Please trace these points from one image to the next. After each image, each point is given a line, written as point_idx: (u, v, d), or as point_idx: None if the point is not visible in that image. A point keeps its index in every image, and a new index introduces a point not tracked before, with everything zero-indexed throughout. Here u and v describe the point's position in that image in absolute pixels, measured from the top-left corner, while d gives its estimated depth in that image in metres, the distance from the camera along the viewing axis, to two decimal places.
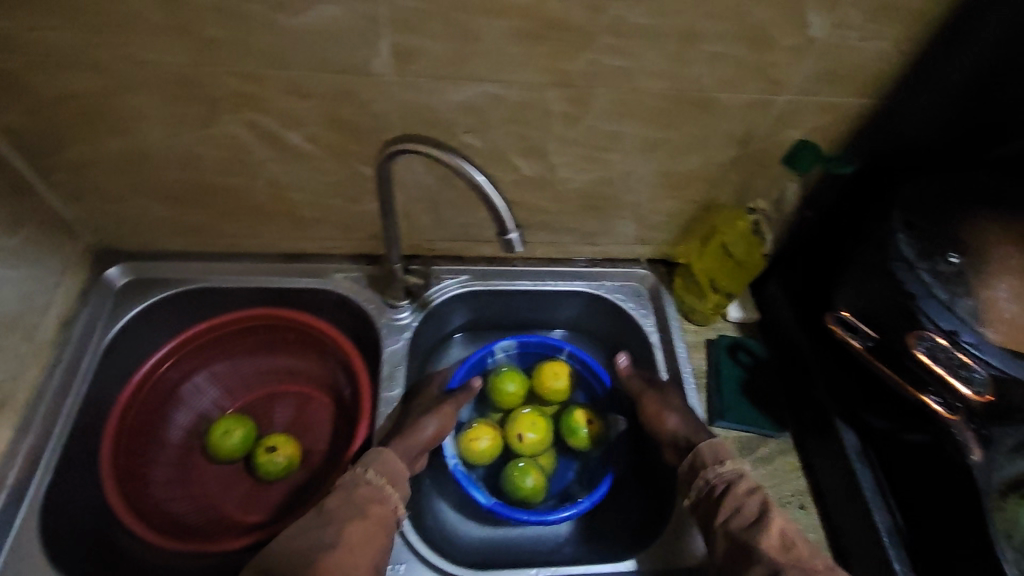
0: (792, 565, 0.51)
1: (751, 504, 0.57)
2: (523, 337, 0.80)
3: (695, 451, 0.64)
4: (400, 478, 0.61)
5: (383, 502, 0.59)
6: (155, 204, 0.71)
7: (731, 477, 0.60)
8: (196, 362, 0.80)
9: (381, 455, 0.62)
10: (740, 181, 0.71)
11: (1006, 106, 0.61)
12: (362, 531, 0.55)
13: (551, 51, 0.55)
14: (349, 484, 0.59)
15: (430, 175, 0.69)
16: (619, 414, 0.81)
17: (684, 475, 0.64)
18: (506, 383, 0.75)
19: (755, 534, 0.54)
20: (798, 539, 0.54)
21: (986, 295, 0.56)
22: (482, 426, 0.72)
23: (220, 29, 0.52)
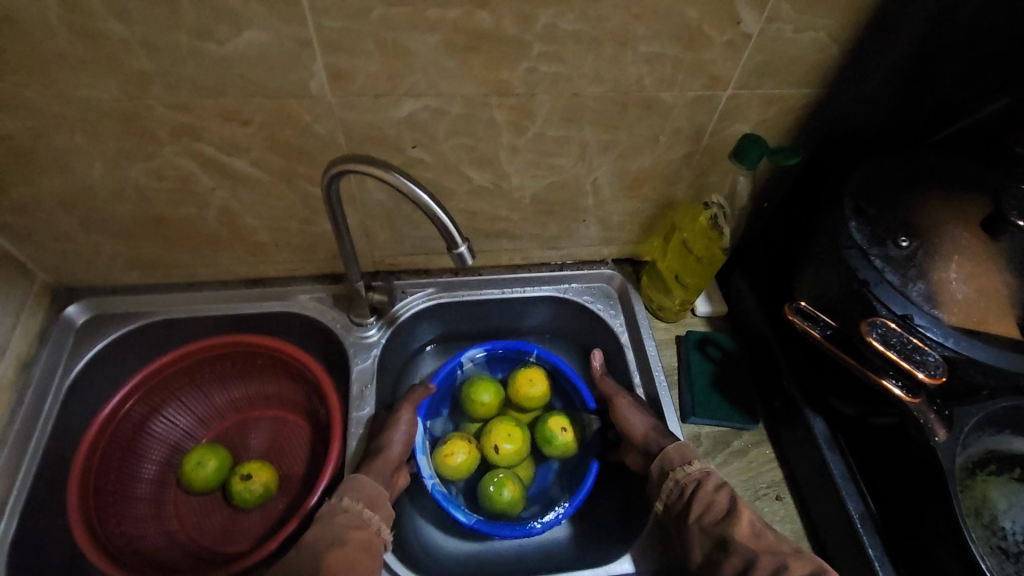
0: (766, 551, 0.52)
1: (721, 499, 0.58)
2: (491, 345, 0.79)
3: (661, 455, 0.64)
4: (379, 500, 0.61)
5: (364, 527, 0.58)
6: (109, 238, 0.70)
7: (699, 476, 0.61)
8: (164, 394, 0.78)
9: (356, 482, 0.61)
10: (693, 176, 0.72)
11: (948, 87, 0.62)
12: (346, 558, 0.54)
13: (487, 61, 0.54)
14: (327, 513, 0.58)
15: (382, 192, 0.68)
16: (593, 414, 0.76)
17: (654, 478, 0.64)
18: (482, 392, 0.73)
19: (727, 527, 0.55)
20: (766, 529, 0.55)
21: (940, 276, 0.56)
22: (457, 440, 0.70)
23: (150, 62, 0.51)
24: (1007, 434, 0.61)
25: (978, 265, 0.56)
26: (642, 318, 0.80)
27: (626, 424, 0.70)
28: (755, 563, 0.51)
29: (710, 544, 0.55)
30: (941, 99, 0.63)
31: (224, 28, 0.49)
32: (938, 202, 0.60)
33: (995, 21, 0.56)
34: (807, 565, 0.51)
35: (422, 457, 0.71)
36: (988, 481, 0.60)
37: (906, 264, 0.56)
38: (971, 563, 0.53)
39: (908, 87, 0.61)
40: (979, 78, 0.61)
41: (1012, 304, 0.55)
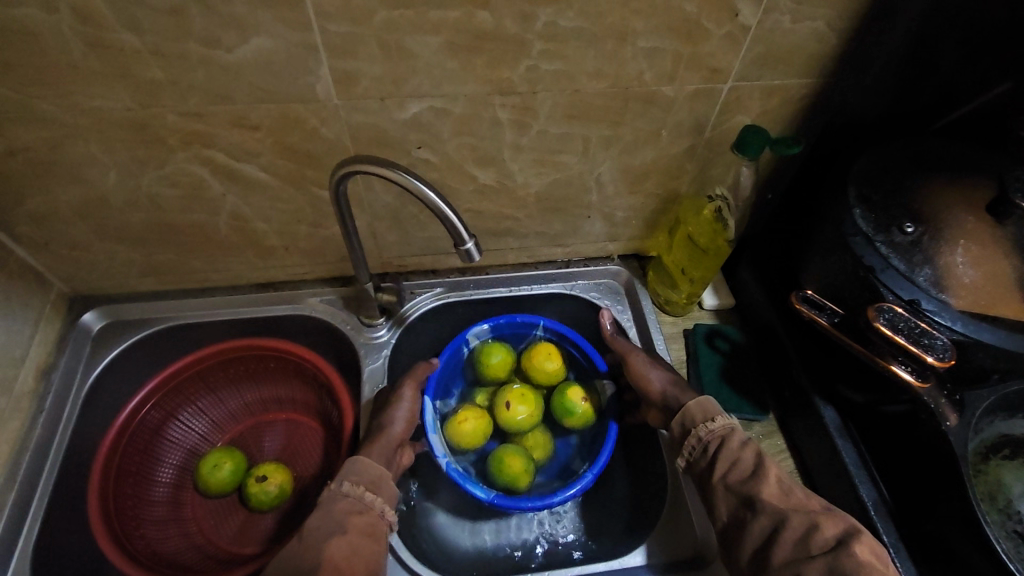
0: (795, 509, 0.51)
1: (746, 457, 0.57)
2: (494, 320, 0.79)
3: (683, 410, 0.63)
4: (381, 483, 0.61)
5: (367, 512, 0.58)
6: (124, 246, 0.72)
7: (721, 433, 0.59)
8: (179, 398, 0.80)
9: (357, 466, 0.61)
10: (696, 169, 0.72)
11: (948, 72, 0.62)
12: (347, 545, 0.54)
13: (489, 61, 0.55)
14: (329, 500, 0.58)
15: (389, 193, 0.69)
16: (605, 377, 0.76)
17: (676, 435, 0.63)
18: (494, 359, 0.74)
19: (755, 484, 0.54)
20: (794, 485, 0.54)
21: (947, 260, 0.56)
22: (470, 410, 0.71)
23: (161, 71, 0.53)
24: (1018, 418, 0.61)
25: (984, 249, 0.56)
26: (650, 313, 0.81)
27: (643, 381, 0.70)
28: (786, 521, 0.51)
29: (723, 534, 0.56)
30: (943, 85, 0.63)
31: (231, 35, 0.50)
32: (943, 188, 0.60)
33: (993, 5, 0.56)
34: (839, 523, 0.50)
35: (434, 437, 0.70)
36: (1001, 465, 0.59)
37: (911, 250, 0.56)
38: (987, 547, 0.53)
39: (909, 73, 0.61)
40: (980, 62, 0.61)
41: (1020, 287, 0.54)
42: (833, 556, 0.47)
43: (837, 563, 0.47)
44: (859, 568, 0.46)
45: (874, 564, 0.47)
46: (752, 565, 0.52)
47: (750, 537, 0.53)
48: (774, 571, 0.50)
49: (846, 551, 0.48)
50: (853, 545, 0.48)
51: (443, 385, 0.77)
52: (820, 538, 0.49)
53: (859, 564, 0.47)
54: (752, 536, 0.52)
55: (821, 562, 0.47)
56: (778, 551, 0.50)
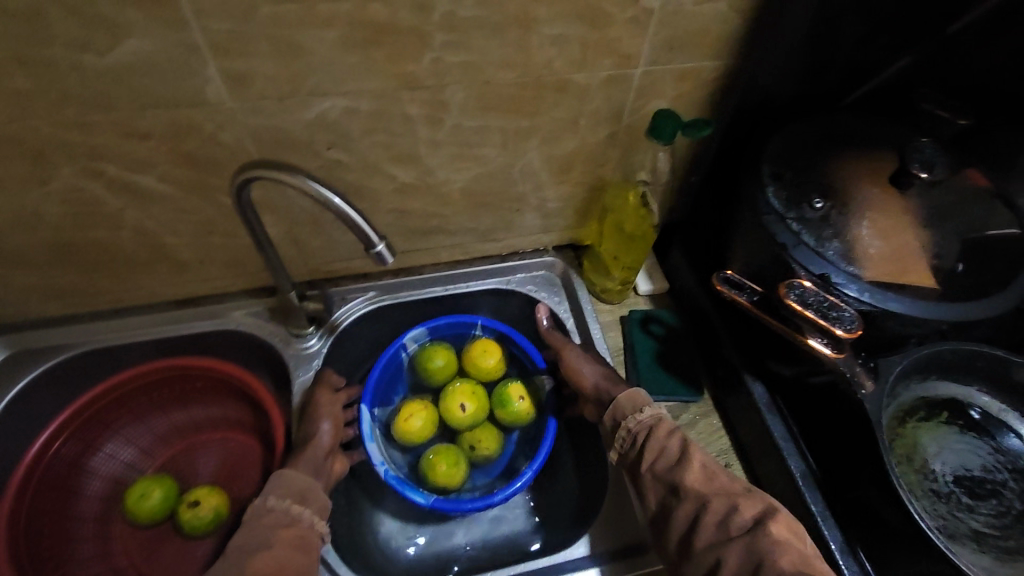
0: (717, 493, 0.53)
1: (672, 446, 0.58)
2: (432, 322, 0.77)
3: (614, 404, 0.63)
4: (308, 494, 0.59)
5: (293, 524, 0.56)
6: (19, 270, 0.67)
7: (650, 422, 0.60)
8: (98, 429, 0.75)
9: (282, 479, 0.59)
10: (619, 157, 0.72)
11: (851, 48, 0.63)
12: (275, 559, 0.52)
13: (389, 54, 0.53)
14: (253, 516, 0.56)
15: (304, 197, 0.66)
16: (544, 372, 0.75)
17: (608, 429, 0.63)
18: (437, 357, 0.73)
19: (678, 472, 0.55)
20: (718, 470, 0.55)
21: (855, 233, 0.57)
22: (414, 406, 0.70)
23: (27, 80, 0.48)
24: (932, 380, 0.63)
25: (890, 220, 0.58)
26: (586, 302, 0.80)
27: (576, 376, 0.70)
28: (707, 505, 0.52)
29: (657, 519, 0.56)
30: (848, 61, 0.64)
31: (102, 38, 0.47)
32: (851, 163, 0.61)
33: None
34: (758, 504, 0.52)
35: (372, 445, 0.68)
36: (919, 427, 0.62)
37: (821, 225, 0.58)
38: (900, 505, 0.54)
39: (814, 51, 0.62)
40: (880, 37, 0.63)
41: (922, 254, 0.56)
42: (751, 537, 0.49)
43: (754, 544, 0.48)
44: (774, 546, 0.48)
45: (790, 542, 0.48)
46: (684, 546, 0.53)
47: (681, 521, 0.53)
48: (698, 554, 0.51)
49: (763, 530, 0.49)
50: (769, 524, 0.49)
51: (384, 391, 0.75)
52: (739, 520, 0.50)
53: (774, 541, 0.48)
54: (679, 521, 0.53)
55: (740, 542, 0.49)
56: (701, 536, 0.51)
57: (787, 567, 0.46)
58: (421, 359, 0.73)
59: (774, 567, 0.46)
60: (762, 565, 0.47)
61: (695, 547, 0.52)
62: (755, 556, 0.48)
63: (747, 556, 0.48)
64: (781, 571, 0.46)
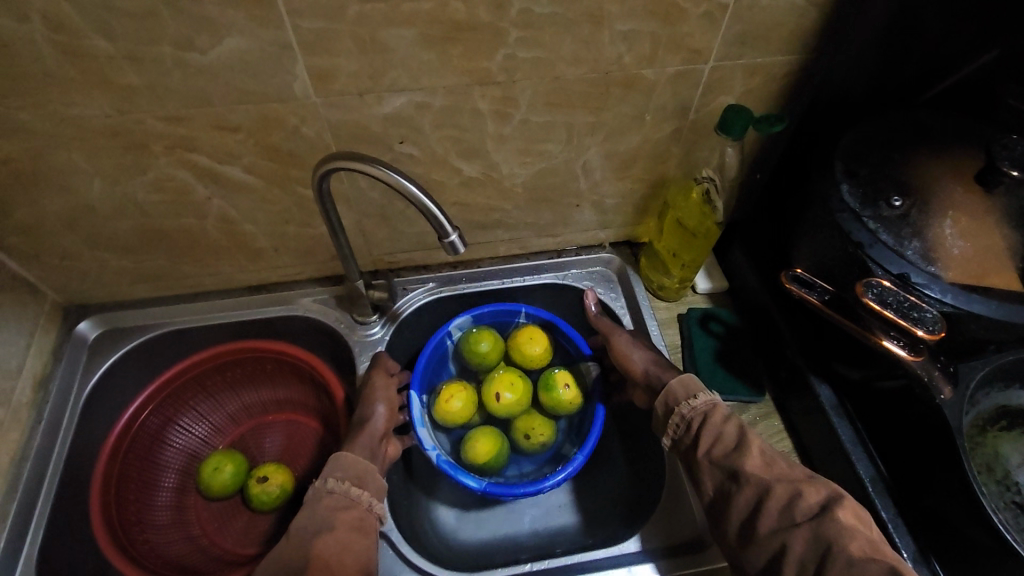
0: (780, 478, 0.52)
1: (729, 431, 0.57)
2: (475, 310, 0.79)
3: (666, 390, 0.63)
4: (366, 477, 0.61)
5: (353, 506, 0.59)
6: (115, 253, 0.72)
7: (704, 409, 0.59)
8: (177, 404, 0.80)
9: (339, 462, 0.62)
10: (682, 153, 0.72)
11: (933, 41, 0.61)
12: (335, 541, 0.54)
13: (465, 51, 0.55)
14: (313, 498, 0.59)
15: (374, 190, 0.69)
16: (589, 359, 0.76)
17: (660, 415, 0.63)
18: (482, 341, 0.74)
19: (738, 457, 0.55)
20: (777, 456, 0.55)
21: (936, 232, 0.55)
22: (455, 388, 0.71)
23: (136, 76, 0.52)
24: (1015, 389, 0.60)
25: (974, 220, 0.55)
26: (643, 300, 0.81)
27: (626, 362, 0.70)
28: (770, 491, 0.52)
29: (717, 514, 0.56)
30: (926, 56, 0.62)
31: (204, 37, 0.50)
32: (929, 160, 0.59)
33: None
34: (822, 489, 0.51)
35: (422, 430, 0.70)
36: (1000, 437, 0.59)
37: (900, 224, 0.56)
38: (983, 518, 0.53)
39: (892, 45, 0.60)
40: (966, 29, 0.60)
41: (1011, 256, 0.54)
42: (816, 522, 0.49)
43: (821, 529, 0.48)
44: (842, 531, 0.48)
45: (857, 528, 0.48)
46: (746, 543, 0.52)
47: (743, 515, 0.53)
48: (762, 539, 0.51)
49: (830, 516, 0.49)
50: (837, 510, 0.49)
51: (430, 377, 0.76)
52: (805, 505, 0.50)
53: (841, 527, 0.48)
54: (741, 514, 0.53)
55: (805, 528, 0.49)
56: (763, 522, 0.51)
57: (856, 553, 0.46)
58: (466, 343, 0.75)
59: (843, 551, 0.47)
60: (830, 552, 0.47)
61: (756, 543, 0.51)
62: (821, 549, 0.47)
63: (813, 542, 0.48)
64: (850, 557, 0.46)
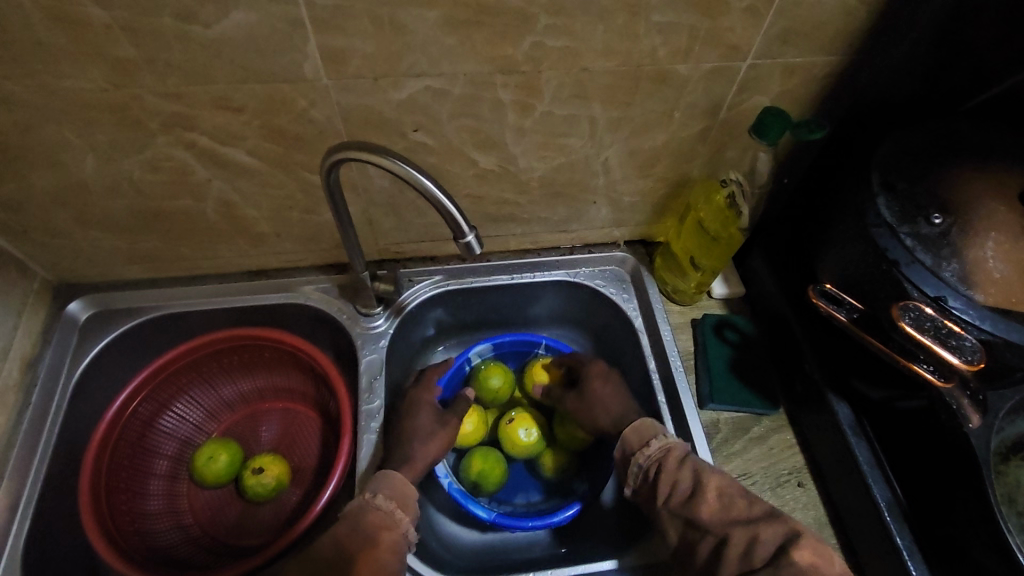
0: (737, 525, 0.51)
1: (685, 478, 0.56)
2: (497, 339, 0.77)
3: (622, 439, 0.63)
4: (409, 501, 0.59)
5: (392, 528, 0.56)
6: (109, 234, 0.69)
7: (659, 456, 0.59)
8: (171, 391, 0.77)
9: (387, 480, 0.60)
10: (709, 154, 0.69)
11: (982, 49, 0.57)
12: (375, 562, 0.52)
13: (489, 38, 0.51)
14: (359, 511, 0.57)
15: (383, 179, 0.66)
16: None
17: (619, 463, 0.63)
18: (492, 377, 0.73)
19: (694, 506, 0.53)
20: (736, 494, 0.53)
21: (974, 254, 0.52)
22: (464, 413, 0.71)
23: (134, 49, 0.49)
24: None
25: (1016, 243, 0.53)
26: (657, 301, 0.78)
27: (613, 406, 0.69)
28: (729, 539, 0.50)
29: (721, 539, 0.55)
30: (974, 64, 0.59)
31: (209, 10, 0.46)
32: (969, 177, 0.57)
33: None
34: (779, 528, 0.49)
35: (438, 457, 0.70)
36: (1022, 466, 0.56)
37: (939, 243, 0.53)
38: (1006, 553, 0.51)
39: (940, 52, 0.57)
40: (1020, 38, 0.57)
41: None
42: (773, 567, 0.47)
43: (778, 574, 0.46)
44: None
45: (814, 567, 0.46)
46: None
47: None
48: None
49: (786, 559, 0.47)
50: (793, 551, 0.47)
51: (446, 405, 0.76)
52: (762, 550, 0.48)
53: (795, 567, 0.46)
54: None
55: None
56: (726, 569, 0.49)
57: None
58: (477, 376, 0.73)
59: None
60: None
61: None
62: None
63: None
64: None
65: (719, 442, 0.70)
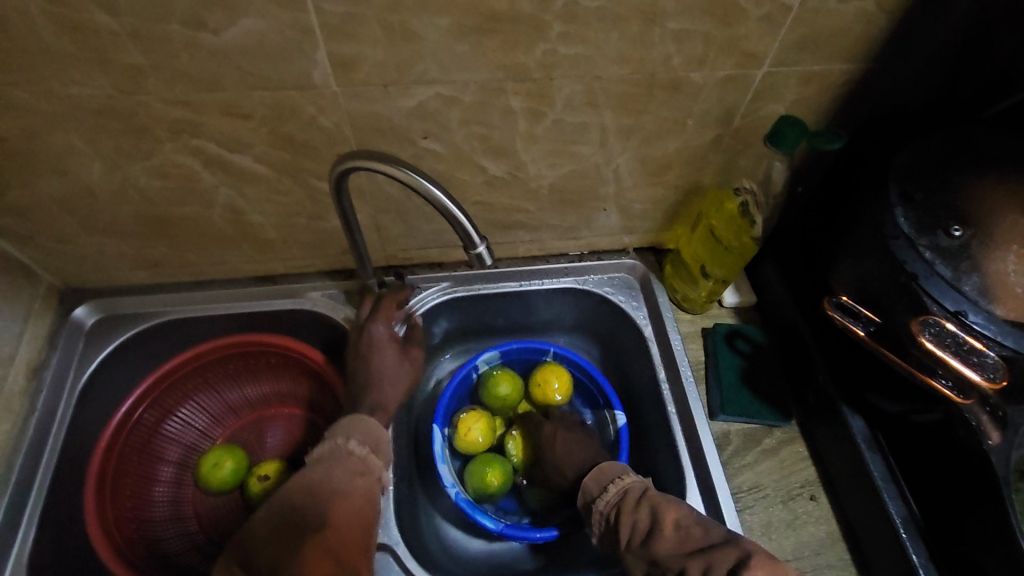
0: (693, 554, 0.48)
1: (642, 516, 0.54)
2: (504, 346, 0.77)
3: (582, 489, 0.62)
4: (383, 448, 0.58)
5: (367, 473, 0.55)
6: (115, 240, 0.68)
7: (616, 499, 0.58)
8: (176, 396, 0.77)
9: (363, 427, 0.59)
10: (722, 161, 0.68)
11: (1004, 58, 0.56)
12: (353, 507, 0.51)
13: (501, 45, 0.50)
14: (333, 456, 0.55)
15: (391, 186, 0.65)
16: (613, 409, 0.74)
17: (584, 514, 0.61)
18: (501, 384, 0.72)
19: (651, 541, 0.51)
20: (692, 526, 0.51)
21: (995, 268, 0.51)
22: (472, 419, 0.70)
23: (142, 56, 0.48)
24: None
25: None
26: (667, 310, 0.77)
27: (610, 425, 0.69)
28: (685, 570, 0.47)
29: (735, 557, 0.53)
30: (996, 72, 0.58)
31: (218, 17, 0.46)
32: (989, 188, 0.55)
33: None
34: (734, 553, 0.46)
35: (444, 466, 0.68)
36: None
37: (958, 255, 0.52)
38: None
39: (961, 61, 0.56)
40: None
41: None
42: None
43: None
44: None
45: None
46: None
47: None
48: None
49: None
50: (749, 573, 0.44)
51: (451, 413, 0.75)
52: None
53: None
54: None
55: None
56: None
57: None
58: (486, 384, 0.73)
59: None
60: None
61: None
62: None
63: None
64: None
65: (730, 453, 0.69)
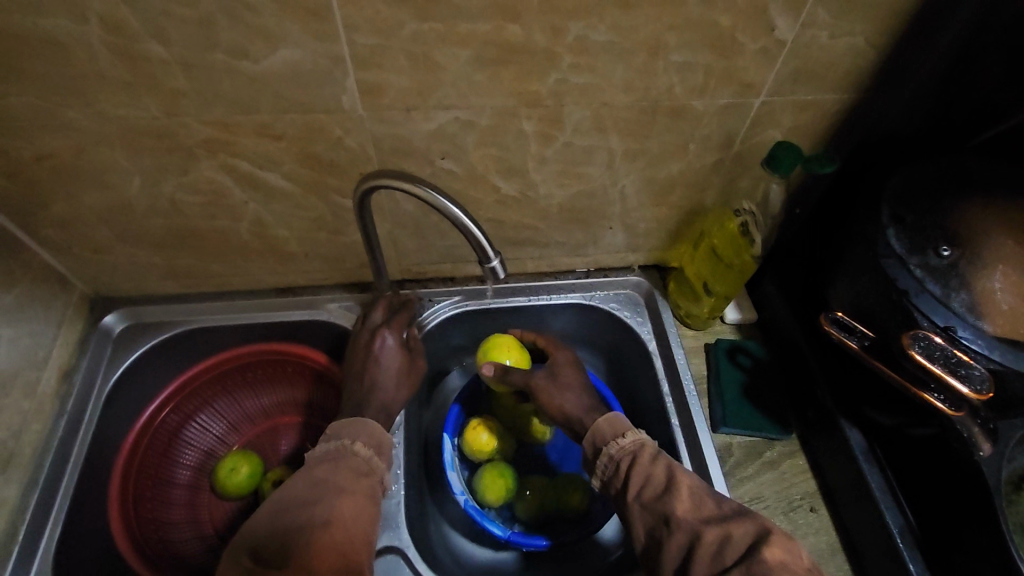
0: (709, 524, 0.48)
1: (658, 472, 0.54)
2: None
3: (593, 428, 0.61)
4: (385, 449, 0.60)
5: (370, 474, 0.56)
6: (147, 251, 0.72)
7: (632, 448, 0.57)
8: (196, 402, 0.79)
9: (365, 429, 0.60)
10: (722, 183, 0.71)
11: (987, 90, 0.60)
12: (354, 503, 0.52)
13: (516, 74, 0.54)
14: (339, 455, 0.56)
15: (409, 203, 0.69)
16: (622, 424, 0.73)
17: (589, 457, 0.61)
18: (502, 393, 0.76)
19: (666, 499, 0.51)
20: (707, 496, 0.51)
21: (982, 286, 0.54)
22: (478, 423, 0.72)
23: (186, 81, 0.52)
24: None
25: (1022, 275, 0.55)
26: (670, 325, 0.80)
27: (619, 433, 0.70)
28: (700, 536, 0.47)
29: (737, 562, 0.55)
30: (981, 102, 0.61)
31: (259, 46, 0.50)
32: (976, 211, 0.59)
33: None
34: (748, 525, 0.47)
35: (452, 474, 0.71)
36: None
37: (947, 273, 0.55)
38: None
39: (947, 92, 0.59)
40: None
41: None
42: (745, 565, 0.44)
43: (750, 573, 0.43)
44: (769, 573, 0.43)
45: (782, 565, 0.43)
46: None
47: None
48: None
49: (757, 557, 0.44)
50: (764, 549, 0.44)
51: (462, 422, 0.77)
52: (733, 548, 0.46)
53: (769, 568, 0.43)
54: None
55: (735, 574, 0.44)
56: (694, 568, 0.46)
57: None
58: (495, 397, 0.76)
59: None
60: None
61: None
62: None
63: None
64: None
65: (731, 465, 0.71)
